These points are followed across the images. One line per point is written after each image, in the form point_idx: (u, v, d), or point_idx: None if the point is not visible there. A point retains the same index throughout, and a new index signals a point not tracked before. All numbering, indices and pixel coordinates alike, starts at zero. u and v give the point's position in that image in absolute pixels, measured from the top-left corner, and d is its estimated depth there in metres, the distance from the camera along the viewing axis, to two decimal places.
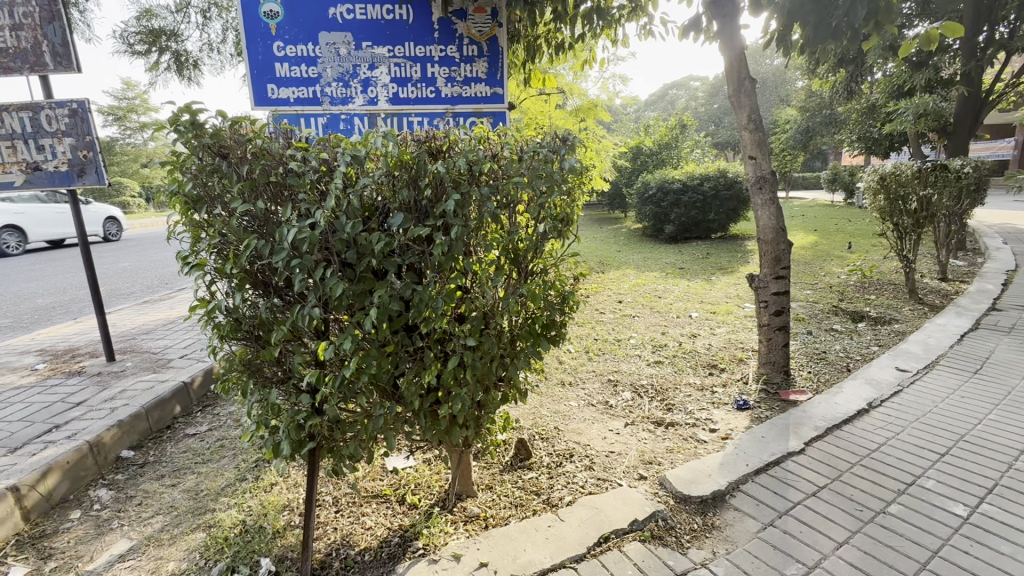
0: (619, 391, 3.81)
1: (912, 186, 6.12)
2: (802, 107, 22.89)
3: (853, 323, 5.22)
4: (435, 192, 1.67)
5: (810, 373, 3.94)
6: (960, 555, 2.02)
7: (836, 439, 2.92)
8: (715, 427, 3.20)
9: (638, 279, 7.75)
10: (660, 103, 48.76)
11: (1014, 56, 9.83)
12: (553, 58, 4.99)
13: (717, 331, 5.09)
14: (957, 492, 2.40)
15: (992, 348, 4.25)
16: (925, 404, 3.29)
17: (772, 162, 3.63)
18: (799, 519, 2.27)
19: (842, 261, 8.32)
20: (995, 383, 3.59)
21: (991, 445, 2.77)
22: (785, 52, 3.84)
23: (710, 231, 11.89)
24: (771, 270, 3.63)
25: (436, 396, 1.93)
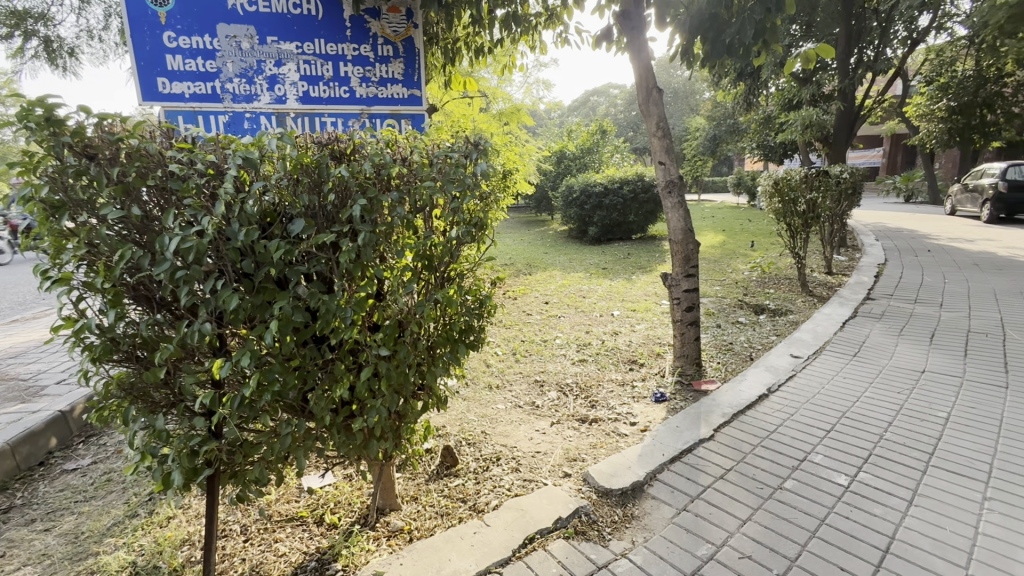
0: (546, 391, 3.88)
1: (800, 190, 6.79)
2: (710, 115, 24.72)
3: (755, 315, 5.71)
4: (341, 197, 1.62)
5: (718, 363, 4.25)
6: (842, 520, 2.26)
7: (741, 424, 3.17)
8: (635, 420, 3.35)
9: (564, 279, 7.96)
10: (582, 109, 50.53)
11: (879, 76, 11.24)
12: (473, 62, 5.00)
13: (637, 327, 5.35)
14: (839, 463, 2.68)
15: (867, 333, 4.83)
16: (814, 387, 3.67)
17: (680, 167, 3.86)
18: (708, 501, 2.43)
19: (745, 258, 9.09)
20: (869, 364, 4.07)
21: (866, 420, 3.14)
22: (688, 64, 4.12)
23: (631, 232, 12.50)
24: (682, 269, 3.86)
25: (350, 410, 1.86)
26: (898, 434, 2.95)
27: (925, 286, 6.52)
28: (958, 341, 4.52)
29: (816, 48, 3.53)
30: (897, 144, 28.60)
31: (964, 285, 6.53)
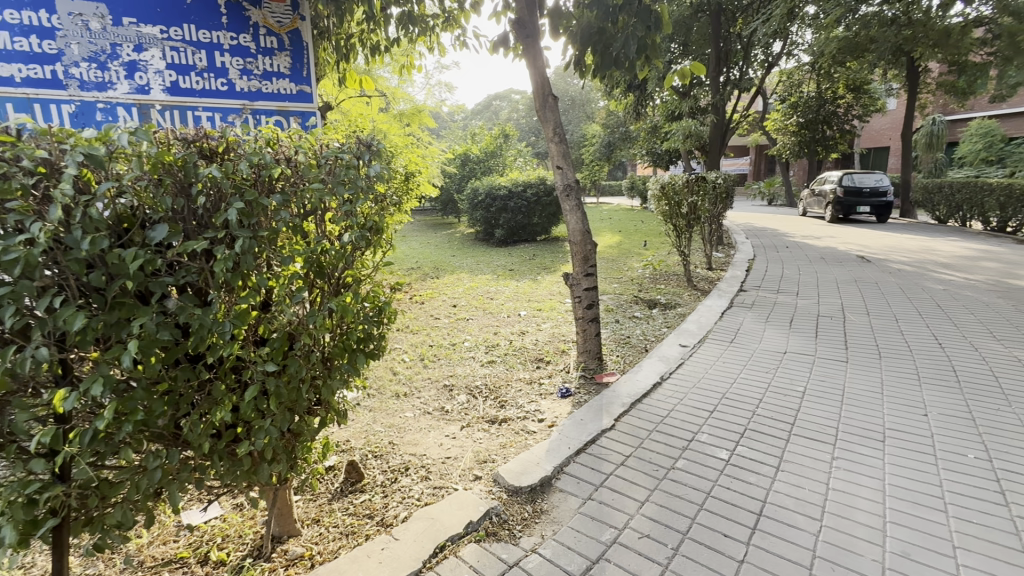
0: (455, 395, 3.85)
1: (683, 194, 7.46)
2: (605, 124, 26.27)
3: (649, 309, 6.16)
4: (213, 201, 1.49)
5: (617, 356, 4.53)
6: (725, 491, 2.51)
7: (638, 411, 3.40)
8: (543, 416, 3.45)
9: (472, 282, 7.98)
10: (485, 113, 51.06)
11: (744, 93, 12.69)
12: (369, 60, 4.83)
13: (543, 326, 5.51)
14: (720, 440, 2.99)
15: (741, 321, 5.44)
16: (699, 372, 4.05)
17: (576, 172, 4.04)
18: (611, 488, 2.57)
19: (639, 257, 9.78)
20: (742, 348, 4.59)
21: (742, 399, 3.54)
22: (581, 74, 4.33)
23: (535, 234, 12.87)
24: (582, 269, 4.05)
25: (235, 434, 1.70)
26: (766, 409, 3.36)
27: (785, 278, 7.48)
28: (810, 324, 5.26)
29: (693, 65, 3.86)
30: (760, 154, 32.59)
31: (814, 276, 7.61)
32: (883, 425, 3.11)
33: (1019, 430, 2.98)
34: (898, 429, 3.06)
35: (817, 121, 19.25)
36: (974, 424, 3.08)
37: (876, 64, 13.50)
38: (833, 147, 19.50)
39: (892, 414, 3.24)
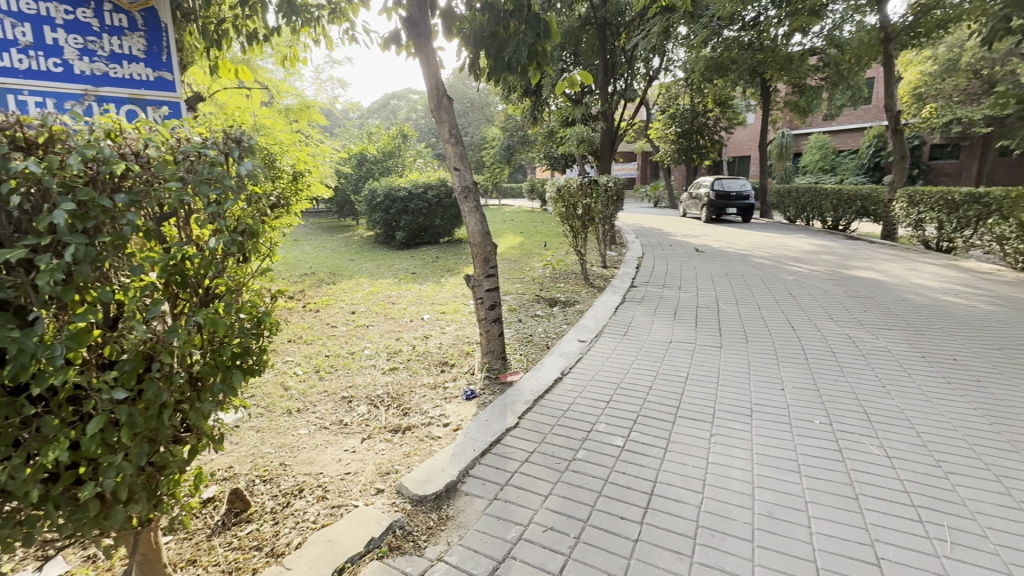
0: (355, 406, 3.66)
1: (578, 196, 7.83)
2: (503, 127, 26.78)
3: (550, 307, 6.38)
4: (35, 202, 1.26)
5: (520, 355, 4.62)
6: (621, 476, 2.67)
7: (540, 407, 3.50)
8: (447, 420, 3.41)
9: (372, 287, 7.66)
10: (382, 112, 49.42)
11: (630, 103, 13.63)
12: (246, 49, 4.42)
13: (447, 329, 5.45)
14: (616, 428, 3.18)
15: (632, 314, 5.86)
16: (596, 365, 4.29)
17: (473, 173, 4.04)
18: (515, 485, 2.61)
19: (540, 257, 10.11)
20: (634, 340, 4.95)
21: (635, 387, 3.80)
22: (476, 76, 4.32)
23: (438, 236, 12.72)
24: (483, 270, 4.06)
25: (76, 475, 1.45)
26: (655, 395, 3.65)
27: (670, 274, 8.18)
28: (691, 314, 5.80)
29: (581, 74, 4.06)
30: (645, 160, 35.35)
31: (693, 271, 8.41)
32: (750, 401, 3.52)
33: (851, 396, 3.55)
34: (762, 403, 3.48)
35: (692, 131, 21.33)
36: (819, 394, 3.60)
37: (738, 82, 15.27)
38: (706, 154, 21.74)
39: (757, 391, 3.69)
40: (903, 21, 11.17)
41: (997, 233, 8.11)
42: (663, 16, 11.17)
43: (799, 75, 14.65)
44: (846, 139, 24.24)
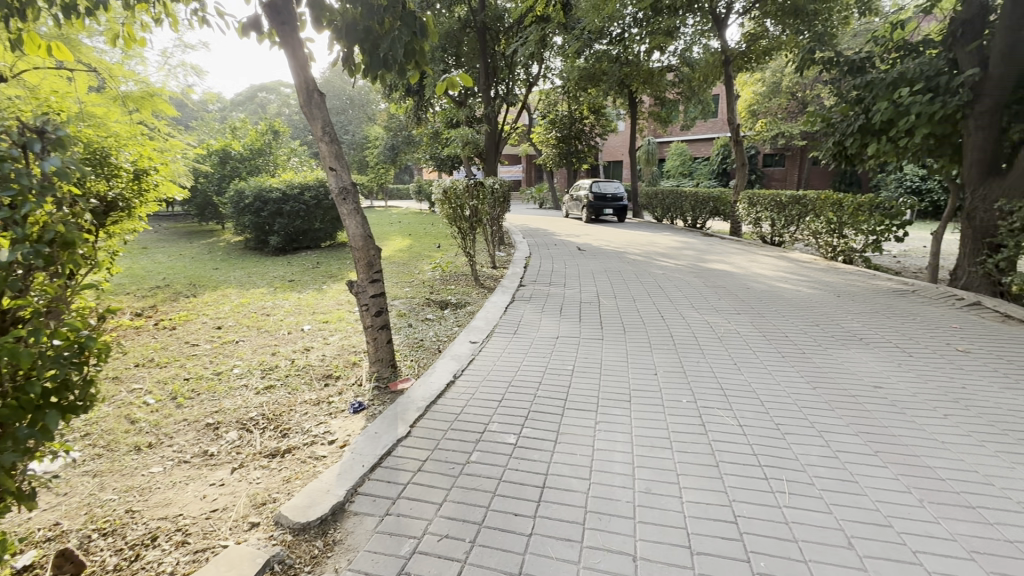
0: (223, 433, 3.26)
1: (464, 198, 7.84)
2: (387, 126, 25.96)
3: (441, 310, 6.32)
4: None
5: (411, 361, 4.50)
6: (514, 473, 2.72)
7: (433, 414, 3.43)
8: (333, 437, 3.19)
9: (242, 297, 6.94)
10: (249, 105, 44.99)
11: (512, 107, 14.00)
12: (63, 24, 3.73)
13: (330, 339, 5.12)
14: (508, 426, 3.24)
15: (522, 313, 6.01)
16: (488, 365, 4.33)
17: (351, 174, 3.83)
18: (408, 497, 2.52)
19: (429, 260, 9.96)
20: (524, 338, 5.08)
21: (525, 384, 3.91)
22: (352, 72, 4.11)
23: (318, 240, 11.92)
24: (367, 275, 3.88)
25: None
26: (545, 391, 3.78)
27: (555, 272, 8.57)
28: (575, 310, 6.12)
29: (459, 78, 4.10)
30: (530, 163, 36.70)
31: (576, 268, 8.90)
32: (629, 388, 3.82)
33: (710, 375, 4.02)
34: (638, 389, 3.79)
35: (571, 136, 22.62)
36: (685, 376, 4.02)
37: (609, 93, 16.51)
38: (584, 158, 23.21)
39: (635, 378, 4.01)
40: (739, 48, 12.92)
41: (813, 229, 9.77)
42: (539, 25, 11.67)
43: (659, 89, 16.26)
44: (700, 148, 27.49)
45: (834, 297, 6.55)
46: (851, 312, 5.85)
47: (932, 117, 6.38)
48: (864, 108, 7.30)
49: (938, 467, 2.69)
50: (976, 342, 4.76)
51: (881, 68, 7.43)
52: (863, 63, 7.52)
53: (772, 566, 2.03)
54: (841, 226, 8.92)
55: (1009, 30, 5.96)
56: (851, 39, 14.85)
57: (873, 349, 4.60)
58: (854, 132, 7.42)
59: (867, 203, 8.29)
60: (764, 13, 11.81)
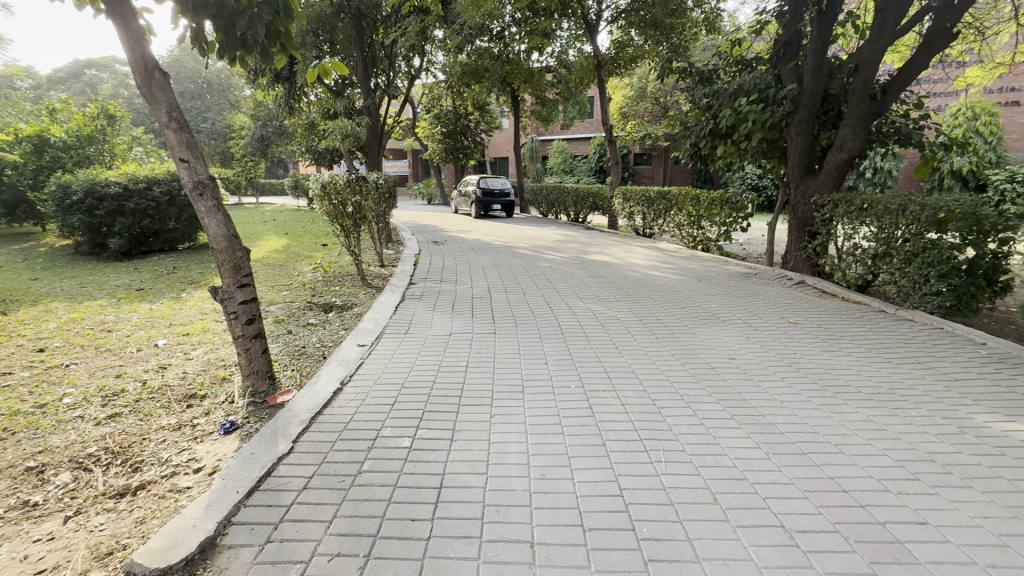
0: (51, 478, 2.71)
1: (346, 193, 7.41)
2: (253, 115, 23.58)
3: (325, 314, 5.91)
4: None
5: (292, 371, 4.16)
6: (410, 478, 2.64)
7: (319, 425, 3.19)
8: (200, 464, 2.82)
9: (72, 312, 5.83)
10: (72, 82, 37.79)
11: (394, 100, 13.53)
12: None
13: (193, 354, 4.52)
14: (402, 430, 3.13)
15: (413, 311, 5.86)
16: (378, 368, 4.14)
17: (208, 166, 3.40)
18: (292, 519, 2.32)
19: (309, 260, 9.27)
20: (417, 337, 4.96)
21: (419, 385, 3.81)
22: (204, 51, 3.63)
23: (173, 242, 10.45)
24: (234, 279, 3.48)
25: None
26: (439, 389, 3.72)
27: (446, 268, 8.49)
28: (467, 305, 6.12)
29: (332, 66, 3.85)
30: (416, 158, 35.88)
31: (467, 264, 8.92)
32: (522, 379, 3.92)
33: (595, 360, 4.28)
34: (531, 379, 3.91)
35: (456, 132, 22.54)
36: (573, 362, 4.24)
37: (492, 89, 16.73)
38: (470, 154, 23.23)
39: (527, 368, 4.13)
40: (609, 53, 13.90)
41: (677, 222, 10.88)
42: (418, 16, 11.44)
43: (539, 88, 16.86)
44: (579, 147, 29.13)
45: (696, 282, 7.37)
46: (709, 294, 6.63)
47: (764, 124, 7.48)
48: (713, 114, 8.30)
49: (779, 423, 3.17)
50: (802, 314, 5.69)
51: (725, 79, 8.48)
52: (711, 74, 8.52)
53: (653, 530, 2.22)
54: (699, 218, 10.05)
55: (814, 52, 7.01)
56: (701, 52, 16.73)
57: (727, 325, 5.27)
58: (706, 135, 8.41)
59: (719, 198, 9.47)
60: (629, 23, 12.82)
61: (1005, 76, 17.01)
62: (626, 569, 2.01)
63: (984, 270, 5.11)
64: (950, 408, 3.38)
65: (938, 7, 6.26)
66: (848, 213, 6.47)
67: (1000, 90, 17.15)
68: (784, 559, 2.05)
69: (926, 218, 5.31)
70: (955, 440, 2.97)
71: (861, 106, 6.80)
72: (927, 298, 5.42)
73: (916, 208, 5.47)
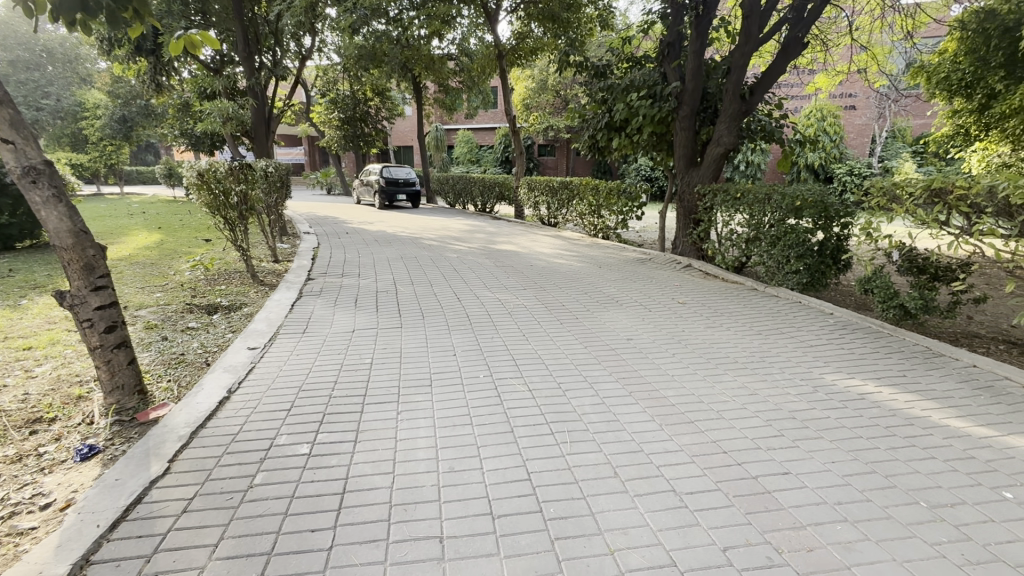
0: None
1: (228, 182, 6.71)
2: (111, 92, 20.49)
3: (208, 317, 5.33)
4: None
5: (167, 382, 3.70)
6: (308, 487, 2.47)
7: (201, 440, 2.87)
8: (49, 499, 2.42)
9: None
10: None
11: (283, 81, 12.49)
12: None
13: (37, 371, 3.84)
14: (299, 436, 2.92)
15: (312, 309, 5.49)
16: (272, 372, 3.83)
17: (42, 150, 2.86)
18: (169, 548, 2.07)
19: (188, 257, 8.31)
20: (316, 336, 4.65)
21: (320, 387, 3.58)
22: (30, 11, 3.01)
23: (8, 240, 8.79)
24: (85, 281, 3.00)
25: None
26: (341, 389, 3.53)
27: (348, 262, 8.07)
28: (371, 300, 5.87)
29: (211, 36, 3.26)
30: (312, 145, 33.57)
31: (371, 256, 8.55)
32: (429, 373, 3.84)
33: (504, 349, 4.32)
34: (439, 371, 3.85)
35: (355, 118, 21.38)
36: (481, 352, 4.25)
37: (392, 74, 16.09)
38: (372, 142, 22.22)
39: (435, 361, 4.06)
40: (509, 43, 14.00)
41: (579, 211, 11.33)
42: None
43: (442, 76, 16.52)
44: (484, 137, 29.22)
45: (597, 269, 7.73)
46: (609, 279, 7.01)
47: (653, 118, 8.07)
48: (608, 107, 8.74)
49: (670, 395, 3.44)
50: (690, 295, 6.22)
51: (618, 74, 8.94)
52: (605, 69, 8.93)
53: (559, 509, 2.30)
54: (599, 207, 10.54)
55: (694, 53, 7.61)
56: (597, 48, 17.46)
57: (625, 308, 5.61)
58: (602, 127, 8.82)
59: (616, 188, 10.02)
60: (528, 14, 12.99)
61: (844, 83, 19.86)
62: (534, 550, 2.06)
63: (830, 250, 5.97)
64: (807, 370, 3.90)
65: (792, 18, 7.07)
66: (726, 202, 7.16)
67: (841, 95, 20.00)
68: (675, 520, 2.23)
69: (787, 206, 6.04)
70: (811, 398, 3.44)
71: (733, 105, 7.52)
72: (789, 276, 6.16)
73: (778, 197, 6.20)
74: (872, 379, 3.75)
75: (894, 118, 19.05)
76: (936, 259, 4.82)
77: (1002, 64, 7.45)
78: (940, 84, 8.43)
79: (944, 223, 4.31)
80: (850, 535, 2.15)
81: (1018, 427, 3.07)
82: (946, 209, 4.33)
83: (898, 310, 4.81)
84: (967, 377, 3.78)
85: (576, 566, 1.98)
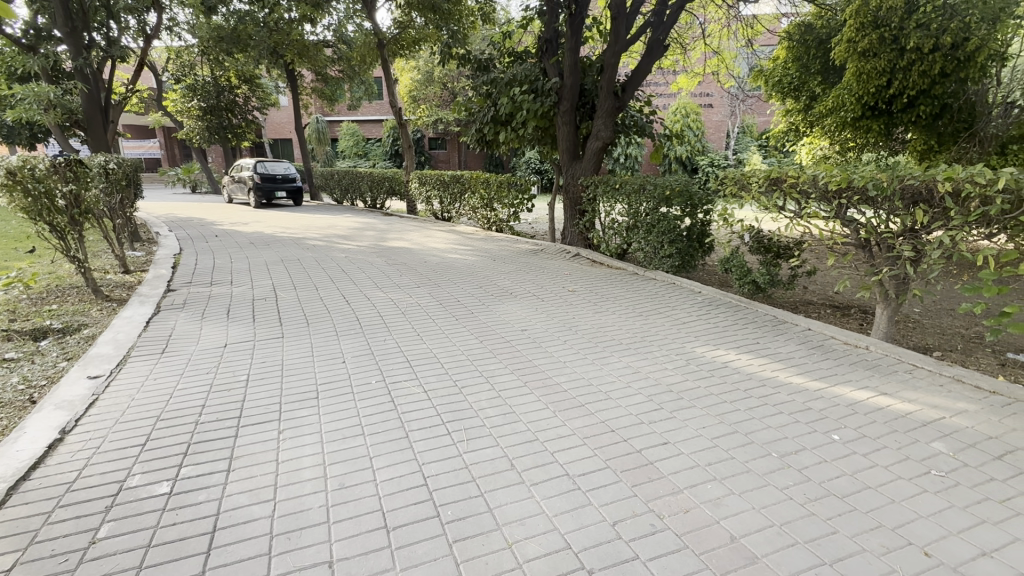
0: None
1: (51, 181, 5.60)
2: None
3: (33, 344, 4.43)
4: None
5: None
6: (169, 531, 2.16)
7: (23, 496, 2.37)
8: None
9: None
10: None
11: (122, 63, 10.77)
12: None
13: None
14: (158, 473, 2.54)
15: (174, 325, 4.82)
16: (123, 402, 3.30)
17: None
18: None
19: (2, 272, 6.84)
20: (180, 356, 4.09)
21: (185, 413, 3.15)
22: None
23: None
24: None
25: None
26: (210, 413, 3.14)
27: (217, 268, 7.22)
28: (246, 310, 5.32)
29: None
30: (168, 137, 29.54)
31: (245, 261, 7.74)
32: (316, 384, 3.57)
33: (399, 351, 4.16)
34: (327, 381, 3.59)
35: (219, 107, 19.14)
36: (373, 356, 4.05)
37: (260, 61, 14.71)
38: (242, 135, 20.11)
39: (322, 371, 3.78)
40: (389, 33, 13.49)
41: (472, 205, 11.33)
42: None
43: (319, 65, 15.50)
44: (370, 130, 28.05)
45: (492, 262, 7.78)
46: (503, 272, 7.10)
47: (536, 112, 8.31)
48: (493, 101, 8.83)
49: (562, 382, 3.57)
50: (579, 283, 6.53)
51: (500, 68, 9.04)
52: (488, 63, 8.99)
53: (457, 511, 2.27)
54: (491, 201, 10.62)
55: (570, 50, 7.94)
56: (479, 42, 17.59)
57: (520, 299, 5.74)
58: (489, 121, 8.87)
59: (506, 181, 10.17)
60: (407, 5, 12.67)
61: (702, 84, 22.13)
62: (431, 558, 2.00)
63: (697, 234, 6.64)
64: (682, 345, 4.29)
65: (654, 22, 7.67)
66: (607, 192, 7.59)
67: (700, 94, 22.24)
68: (569, 503, 2.31)
69: (659, 195, 6.58)
70: (685, 370, 3.78)
71: (608, 102, 8.00)
72: (663, 260, 6.72)
73: (651, 188, 6.72)
74: (733, 348, 4.24)
75: (742, 116, 21.80)
76: (778, 240, 5.56)
77: (819, 70, 8.81)
78: (775, 86, 9.71)
79: (781, 207, 5.00)
80: (719, 492, 2.39)
81: (842, 377, 3.66)
82: (782, 196, 4.97)
83: (751, 285, 5.49)
84: (805, 339, 4.42)
85: (475, 566, 1.96)
